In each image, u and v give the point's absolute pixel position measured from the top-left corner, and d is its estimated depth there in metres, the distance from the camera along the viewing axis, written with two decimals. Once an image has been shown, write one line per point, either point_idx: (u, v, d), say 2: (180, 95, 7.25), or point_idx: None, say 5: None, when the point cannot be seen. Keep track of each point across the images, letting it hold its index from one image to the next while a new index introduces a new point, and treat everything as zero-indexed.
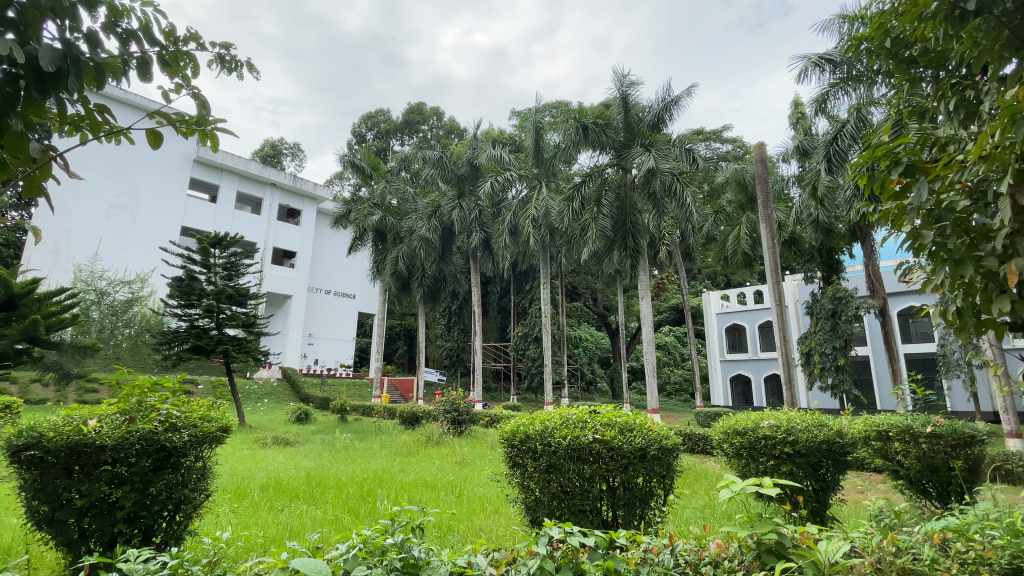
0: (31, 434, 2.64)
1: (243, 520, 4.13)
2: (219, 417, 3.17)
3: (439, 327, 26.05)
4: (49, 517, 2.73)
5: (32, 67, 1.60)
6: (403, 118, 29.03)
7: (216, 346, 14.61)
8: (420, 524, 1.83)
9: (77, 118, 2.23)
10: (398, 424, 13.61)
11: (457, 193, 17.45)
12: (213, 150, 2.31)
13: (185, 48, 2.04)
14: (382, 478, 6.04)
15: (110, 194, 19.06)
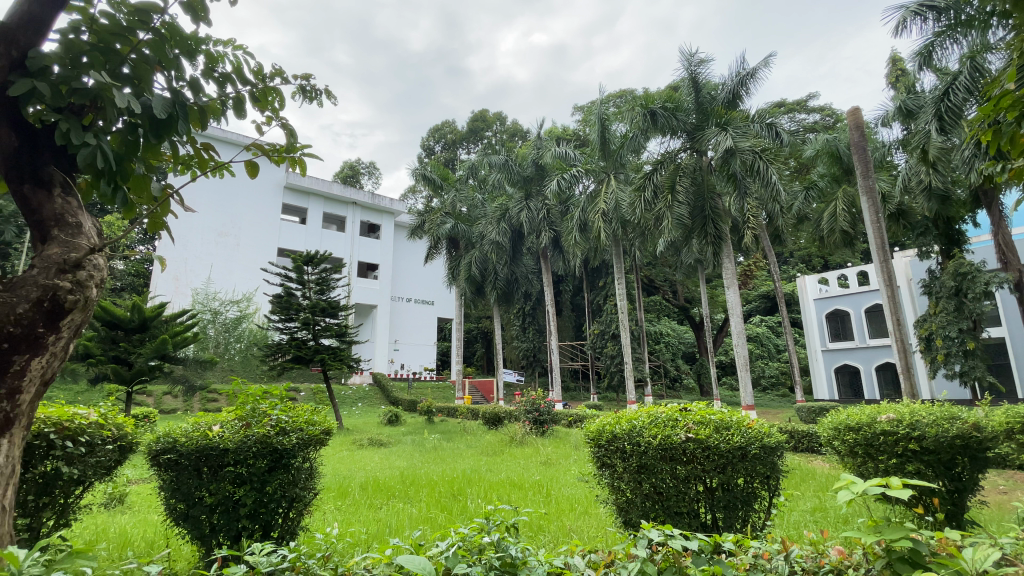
0: (167, 439, 3.01)
1: (347, 517, 4.42)
2: (322, 421, 3.41)
3: (515, 328, 26.41)
4: (184, 513, 3.06)
5: (149, 115, 2.10)
6: (468, 126, 29.77)
7: (314, 355, 15.86)
8: (514, 524, 1.81)
9: (188, 157, 2.54)
10: (482, 425, 13.90)
11: (524, 194, 17.56)
12: (302, 175, 2.52)
13: (271, 83, 2.42)
14: (471, 477, 6.21)
15: (216, 223, 21.24)
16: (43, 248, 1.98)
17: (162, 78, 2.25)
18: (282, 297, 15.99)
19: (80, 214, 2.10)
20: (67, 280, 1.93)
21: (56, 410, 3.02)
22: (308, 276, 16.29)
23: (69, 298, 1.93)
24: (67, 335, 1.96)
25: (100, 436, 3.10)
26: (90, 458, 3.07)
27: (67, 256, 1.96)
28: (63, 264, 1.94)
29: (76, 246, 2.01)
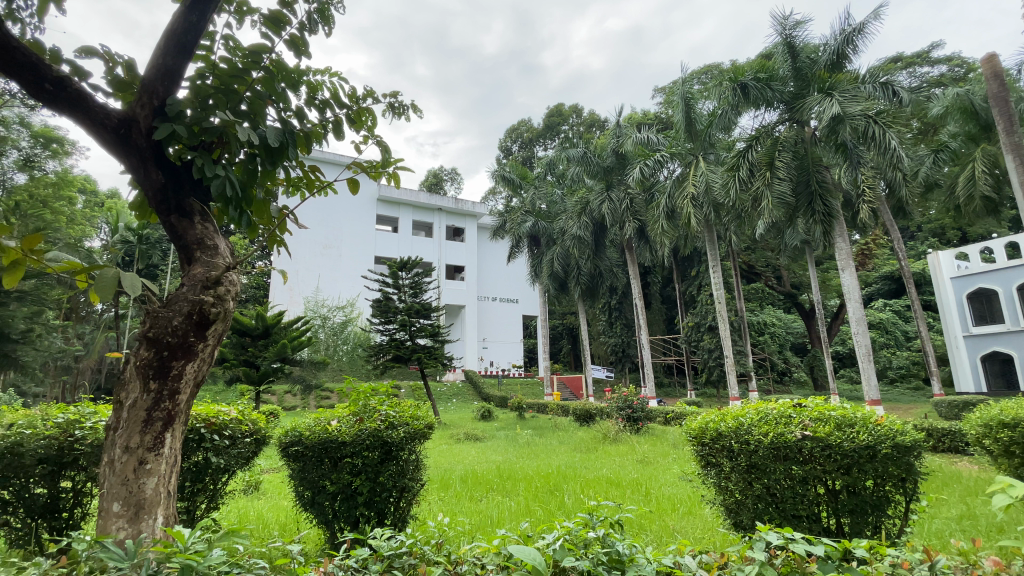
0: (294, 433, 3.37)
1: (450, 507, 4.65)
2: (425, 416, 3.62)
3: (602, 323, 26.01)
4: (310, 499, 3.38)
5: (264, 145, 2.38)
6: (545, 123, 29.82)
7: (411, 354, 16.81)
8: (620, 521, 1.79)
9: (297, 180, 2.83)
10: (573, 421, 13.83)
11: (604, 185, 17.15)
12: (397, 186, 2.70)
13: (365, 104, 2.61)
14: (567, 473, 6.23)
15: (322, 237, 23.28)
16: (190, 268, 2.32)
17: (272, 110, 2.52)
18: (381, 301, 17.15)
19: (215, 236, 2.42)
20: (210, 294, 2.23)
21: (204, 408, 3.50)
22: (403, 280, 17.34)
23: (213, 310, 2.23)
24: (211, 342, 2.27)
25: (239, 431, 3.54)
26: (233, 450, 3.51)
27: (209, 273, 2.28)
28: (205, 281, 2.25)
29: (215, 265, 2.32)
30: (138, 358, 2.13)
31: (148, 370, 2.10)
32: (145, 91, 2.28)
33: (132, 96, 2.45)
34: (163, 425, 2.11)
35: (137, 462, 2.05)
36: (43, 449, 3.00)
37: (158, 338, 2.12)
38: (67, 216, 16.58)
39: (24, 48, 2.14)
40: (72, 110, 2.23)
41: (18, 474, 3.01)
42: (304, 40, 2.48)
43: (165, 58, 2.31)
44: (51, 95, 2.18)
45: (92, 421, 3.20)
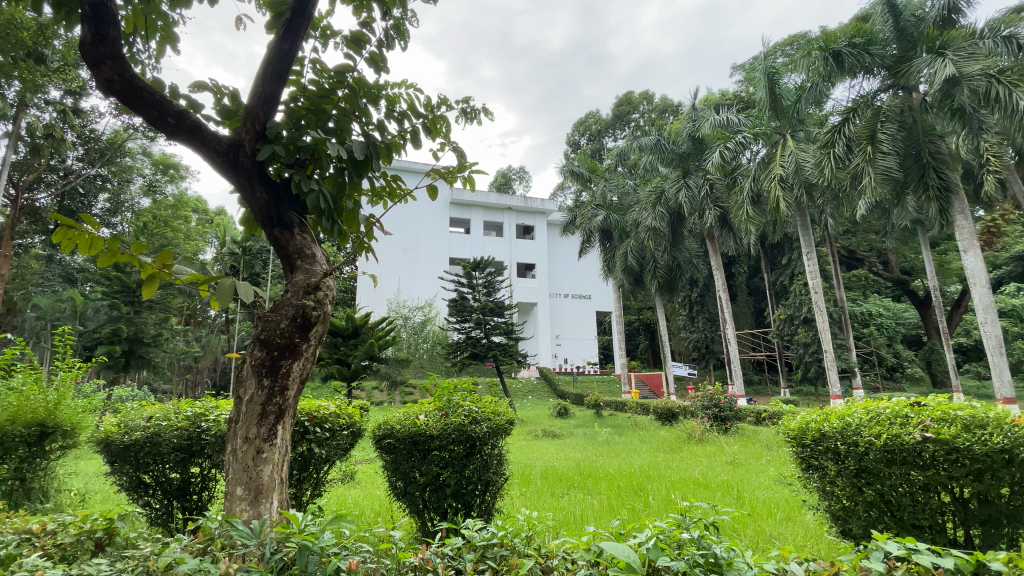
0: (386, 427, 3.58)
1: (533, 503, 4.72)
2: (506, 412, 3.69)
3: (681, 318, 24.98)
4: (402, 490, 3.57)
5: (352, 159, 2.57)
6: (613, 113, 29.12)
7: (487, 351, 17.18)
8: (714, 523, 1.72)
9: (381, 189, 3.00)
10: (654, 420, 13.41)
11: (680, 172, 16.41)
12: (472, 189, 2.78)
13: (439, 113, 2.71)
14: (650, 473, 6.07)
15: (400, 241, 24.42)
16: (292, 276, 2.54)
17: (355, 125, 2.70)
18: (457, 301, 17.71)
19: (312, 246, 2.64)
20: (311, 299, 2.43)
21: (307, 403, 3.84)
22: (477, 280, 17.81)
23: (314, 313, 2.43)
24: (314, 342, 2.48)
25: (337, 424, 3.83)
26: (333, 441, 3.80)
27: (309, 280, 2.48)
28: (307, 286, 2.45)
29: (313, 272, 2.53)
30: (253, 358, 2.36)
31: (261, 369, 2.33)
32: (248, 117, 2.52)
33: (237, 123, 2.74)
34: (276, 418, 2.34)
35: (256, 451, 2.28)
36: (177, 438, 3.45)
37: (268, 340, 2.34)
38: (184, 232, 18.80)
39: (152, 89, 2.47)
40: (192, 139, 2.53)
41: (158, 460, 3.47)
42: (382, 56, 2.62)
43: (263, 86, 2.55)
44: (173, 127, 2.49)
45: (215, 414, 3.62)
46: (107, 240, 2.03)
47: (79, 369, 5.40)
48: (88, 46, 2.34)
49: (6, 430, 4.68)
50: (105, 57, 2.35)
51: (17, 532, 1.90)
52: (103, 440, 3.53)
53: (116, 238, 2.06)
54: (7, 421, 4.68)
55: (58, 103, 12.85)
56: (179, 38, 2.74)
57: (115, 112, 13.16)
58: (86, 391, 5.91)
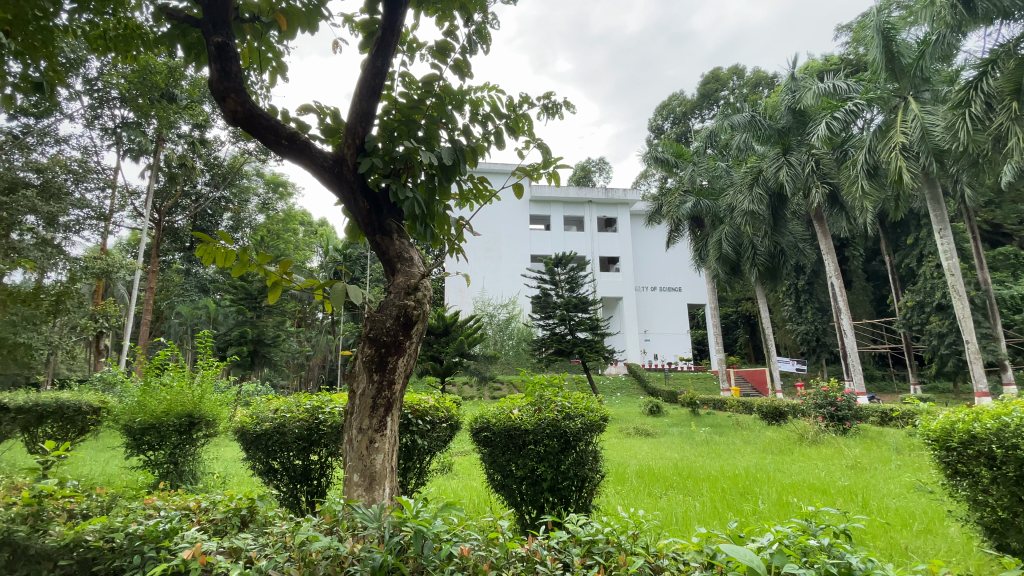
0: (482, 420, 3.69)
1: (630, 502, 4.62)
2: (599, 408, 3.66)
3: (786, 308, 23.04)
4: (500, 482, 3.64)
5: (441, 164, 2.71)
6: (699, 93, 27.57)
7: (573, 347, 17.10)
8: (845, 530, 1.57)
9: (468, 191, 3.09)
10: (758, 419, 12.51)
11: (780, 149, 15.14)
12: (556, 185, 2.77)
13: (522, 111, 2.73)
14: (757, 475, 5.68)
15: (483, 241, 25.02)
16: (393, 278, 2.69)
17: (443, 131, 2.82)
18: (541, 298, 17.84)
19: (410, 249, 2.78)
20: (411, 299, 2.58)
21: (409, 397, 4.09)
22: (559, 276, 17.80)
23: (415, 312, 2.58)
24: (415, 340, 2.62)
25: (437, 417, 4.02)
26: (433, 433, 4.01)
27: (409, 281, 2.62)
28: (407, 287, 2.60)
29: (412, 274, 2.67)
30: (363, 355, 2.55)
31: (371, 365, 2.51)
32: (348, 133, 2.72)
33: (338, 139, 2.97)
34: (385, 410, 2.50)
35: (369, 441, 2.46)
36: (299, 428, 3.83)
37: (376, 338, 2.51)
38: (294, 243, 20.82)
39: (268, 115, 2.76)
40: (301, 157, 2.77)
41: (284, 448, 3.87)
42: (467, 61, 2.70)
43: (360, 102, 2.73)
44: (286, 147, 2.76)
45: (330, 407, 3.98)
46: (238, 252, 2.29)
47: (217, 367, 6.21)
48: (214, 82, 2.66)
49: (162, 421, 5.52)
50: (229, 90, 2.66)
51: (179, 507, 2.21)
52: (240, 428, 4.01)
53: (246, 250, 2.32)
54: (164, 412, 5.52)
55: (188, 136, 14.79)
56: (288, 69, 3.03)
57: (232, 139, 14.93)
58: (225, 385, 6.75)
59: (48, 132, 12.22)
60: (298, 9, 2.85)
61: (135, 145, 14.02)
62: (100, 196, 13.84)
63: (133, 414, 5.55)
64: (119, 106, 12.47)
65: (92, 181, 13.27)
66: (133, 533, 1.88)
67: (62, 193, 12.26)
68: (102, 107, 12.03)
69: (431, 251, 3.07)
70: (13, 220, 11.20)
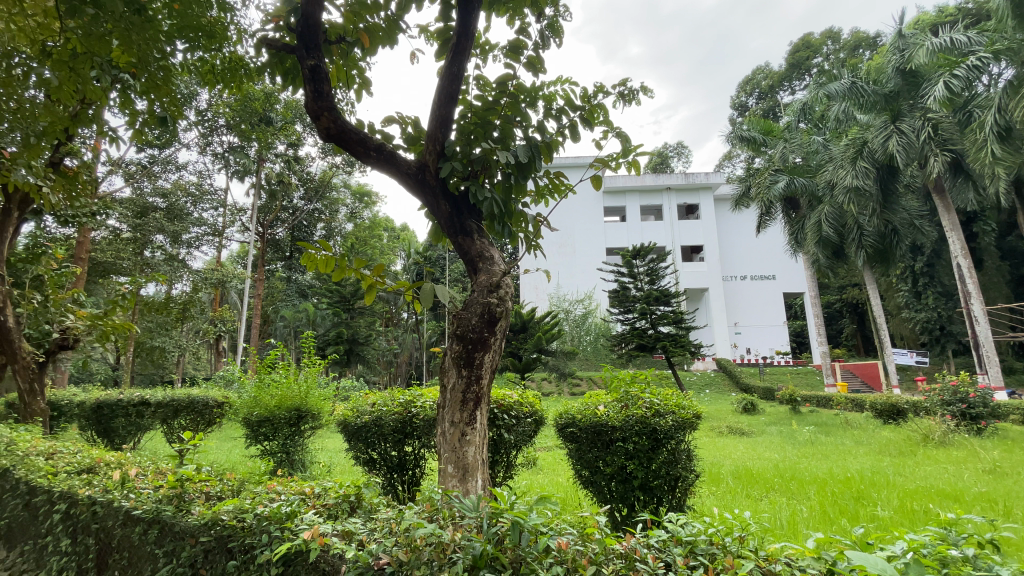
0: (567, 416, 3.67)
1: (727, 504, 4.38)
2: (690, 405, 3.53)
3: (901, 294, 20.62)
4: (589, 479, 3.61)
5: (518, 162, 2.75)
6: (788, 63, 25.45)
7: (656, 342, 16.56)
8: (997, 540, 1.37)
9: (544, 187, 3.10)
10: (871, 418, 11.32)
11: (888, 117, 13.57)
12: (636, 174, 2.69)
13: (597, 101, 2.69)
14: (875, 479, 5.15)
15: (557, 236, 24.96)
16: (477, 277, 2.77)
17: (518, 130, 2.85)
18: (619, 292, 17.43)
19: (490, 248, 2.84)
20: (494, 296, 2.64)
21: (494, 392, 4.19)
22: (638, 269, 17.21)
23: (498, 309, 2.63)
24: (499, 337, 2.67)
25: (521, 411, 4.10)
26: (519, 427, 4.08)
27: (491, 279, 2.68)
28: (490, 285, 2.66)
29: (494, 272, 2.73)
30: (452, 352, 2.64)
31: (459, 360, 2.59)
32: (429, 140, 2.82)
33: (419, 147, 3.10)
34: (475, 404, 2.58)
35: (461, 434, 2.55)
36: (394, 420, 4.07)
37: (463, 335, 2.59)
38: (380, 247, 22.07)
39: (357, 129, 2.95)
40: (386, 165, 2.93)
41: (380, 439, 4.12)
42: (540, 57, 2.70)
43: (438, 108, 2.83)
44: (374, 157, 2.93)
45: (421, 401, 4.18)
46: (337, 259, 2.48)
47: (319, 364, 6.78)
48: (309, 103, 2.88)
49: (275, 414, 6.13)
50: (322, 109, 2.88)
51: (297, 492, 2.43)
52: (342, 421, 4.32)
53: (343, 256, 2.50)
54: (275, 406, 6.12)
55: (284, 155, 16.10)
56: (371, 84, 3.22)
57: (322, 154, 16.13)
58: (327, 381, 7.34)
59: (170, 161, 13.92)
60: (379, 26, 3.02)
61: (241, 166, 15.56)
62: (214, 215, 15.51)
63: (251, 408, 6.20)
64: (227, 132, 13.94)
65: (207, 202, 14.94)
66: (261, 514, 2.08)
67: (183, 213, 13.91)
68: (212, 134, 13.50)
69: (511, 248, 3.12)
70: (145, 239, 13.18)
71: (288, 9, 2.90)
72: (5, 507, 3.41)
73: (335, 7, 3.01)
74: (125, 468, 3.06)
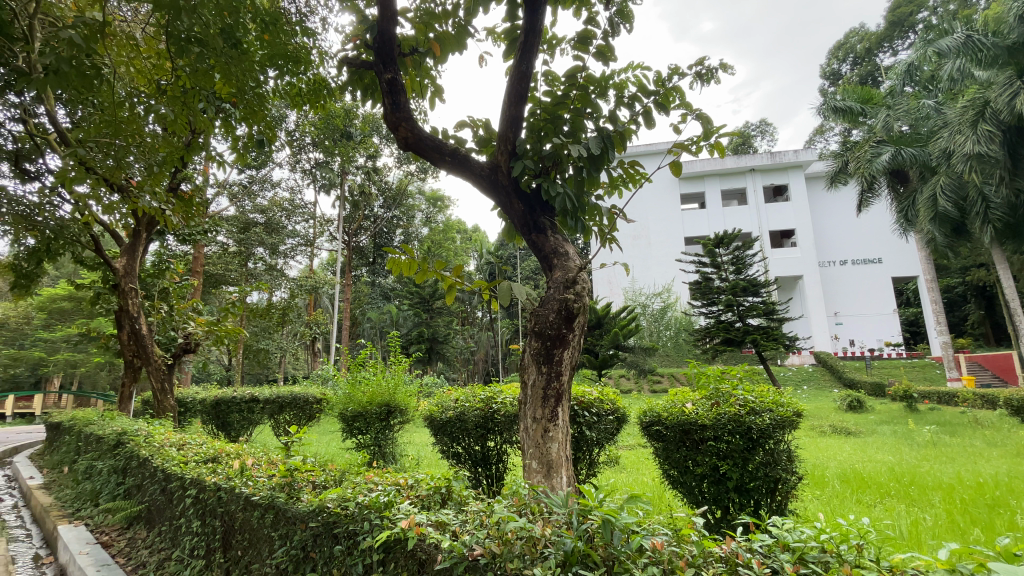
0: (652, 414, 3.55)
1: (835, 510, 4.02)
2: (790, 402, 3.27)
3: None
4: (678, 479, 3.48)
5: (590, 155, 2.71)
6: (888, 21, 22.85)
7: (744, 336, 15.60)
8: None
9: (618, 178, 3.02)
10: (1007, 417, 9.86)
11: (1016, 70, 11.77)
12: (722, 155, 2.56)
13: (673, 83, 2.57)
14: (1018, 485, 4.48)
15: (631, 228, 24.31)
16: (552, 273, 2.75)
17: (588, 121, 2.81)
18: (701, 283, 16.59)
19: (565, 244, 2.82)
20: (571, 292, 2.60)
21: (573, 389, 4.17)
22: (722, 258, 16.26)
23: (576, 305, 2.60)
24: (578, 332, 2.65)
25: (603, 408, 4.04)
26: (601, 424, 4.02)
27: (567, 275, 2.66)
28: (566, 281, 2.64)
29: (569, 267, 2.70)
30: (531, 348, 2.65)
31: (539, 357, 2.60)
32: (501, 141, 2.85)
33: (491, 148, 3.14)
34: (556, 401, 2.58)
35: (544, 430, 2.55)
36: (477, 415, 4.17)
37: (542, 331, 2.60)
38: (454, 249, 22.75)
39: (432, 137, 3.06)
40: (460, 168, 3.00)
41: (464, 433, 4.25)
42: (610, 45, 2.63)
43: (508, 108, 2.85)
44: (448, 162, 3.02)
45: (502, 398, 4.24)
46: (419, 262, 2.58)
47: (405, 362, 7.13)
48: (388, 115, 3.03)
49: (367, 410, 6.51)
50: (400, 119, 3.01)
51: (393, 483, 2.57)
52: (429, 415, 4.52)
53: (424, 259, 2.61)
54: (368, 402, 6.51)
55: (365, 167, 17.09)
56: (443, 90, 3.32)
57: (398, 163, 16.93)
58: (412, 377, 7.70)
59: (266, 180, 15.20)
60: (448, 33, 3.10)
61: (327, 180, 16.77)
62: (307, 226, 16.80)
63: (347, 403, 6.66)
64: (313, 149, 15.07)
65: (300, 215, 16.25)
66: (362, 504, 2.23)
67: (279, 227, 15.26)
68: (301, 153, 14.66)
69: (586, 242, 3.07)
70: (249, 251, 14.63)
71: (365, 28, 3.07)
72: (147, 491, 3.91)
73: (407, 21, 3.13)
74: (243, 458, 3.40)
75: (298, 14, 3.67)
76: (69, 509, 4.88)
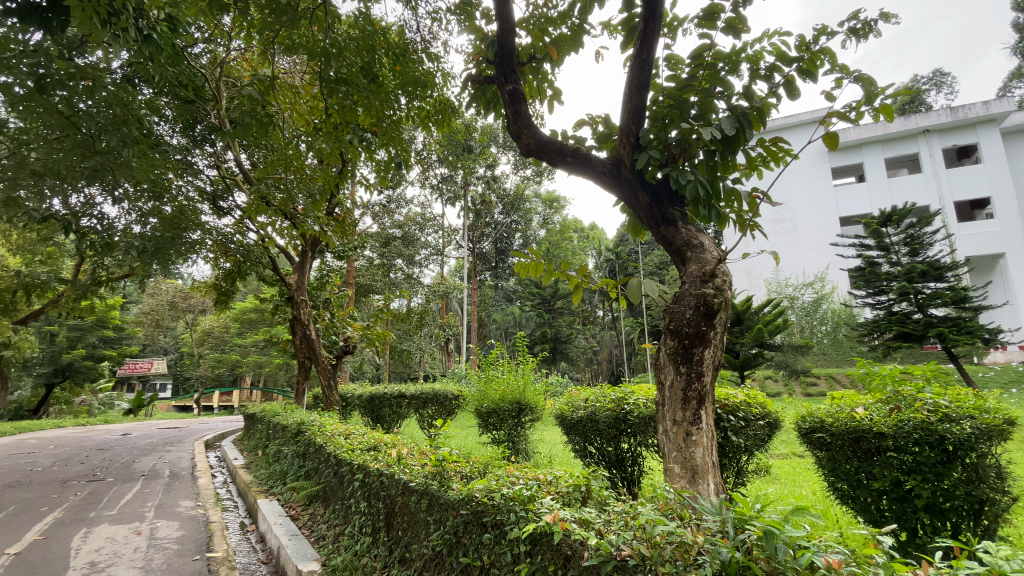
0: (813, 419, 3.15)
1: None
2: (999, 407, 2.69)
3: None
4: (850, 494, 3.05)
5: (723, 137, 2.53)
6: None
7: (926, 329, 13.16)
8: None
9: (755, 159, 2.78)
10: None
11: None
12: (888, 118, 2.23)
13: (820, 46, 2.29)
14: None
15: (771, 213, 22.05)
16: (686, 267, 2.62)
17: (719, 101, 2.62)
18: (864, 270, 14.34)
19: (698, 235, 2.66)
20: (709, 286, 2.45)
21: (716, 391, 3.89)
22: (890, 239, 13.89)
23: (716, 300, 2.43)
24: (720, 329, 2.48)
25: (751, 413, 3.71)
26: (749, 430, 3.69)
27: (704, 268, 2.51)
28: (703, 275, 2.49)
29: (706, 260, 2.54)
30: (667, 347, 2.54)
31: (677, 356, 2.48)
32: (623, 134, 2.78)
33: (612, 143, 3.09)
34: (697, 403, 2.44)
35: (685, 433, 2.43)
36: (610, 415, 4.10)
37: (678, 330, 2.48)
38: (573, 248, 22.76)
39: (553, 140, 3.10)
40: (583, 168, 2.99)
41: (599, 434, 4.21)
42: (740, 17, 2.43)
43: (629, 100, 2.77)
44: (571, 163, 3.02)
45: (634, 399, 4.13)
46: (547, 263, 2.63)
47: (532, 360, 7.32)
48: (510, 124, 3.13)
49: (500, 406, 6.80)
50: (521, 127, 3.10)
51: (533, 478, 2.65)
52: (560, 414, 4.57)
53: (552, 261, 2.66)
54: (499, 399, 6.81)
55: (486, 176, 17.93)
56: (562, 92, 3.35)
57: (515, 169, 17.43)
58: (539, 376, 7.89)
59: (401, 198, 16.66)
60: (564, 35, 3.13)
61: (452, 194, 17.95)
62: (437, 237, 18.14)
63: (481, 400, 7.04)
64: (439, 166, 16.25)
65: (430, 227, 17.61)
66: (507, 495, 2.34)
67: (414, 239, 16.85)
68: (429, 170, 15.95)
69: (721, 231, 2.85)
70: (390, 263, 16.27)
71: (484, 44, 3.23)
72: (322, 474, 4.55)
73: (522, 30, 3.23)
74: (398, 448, 3.78)
75: (423, 41, 3.99)
76: (265, 486, 5.86)
